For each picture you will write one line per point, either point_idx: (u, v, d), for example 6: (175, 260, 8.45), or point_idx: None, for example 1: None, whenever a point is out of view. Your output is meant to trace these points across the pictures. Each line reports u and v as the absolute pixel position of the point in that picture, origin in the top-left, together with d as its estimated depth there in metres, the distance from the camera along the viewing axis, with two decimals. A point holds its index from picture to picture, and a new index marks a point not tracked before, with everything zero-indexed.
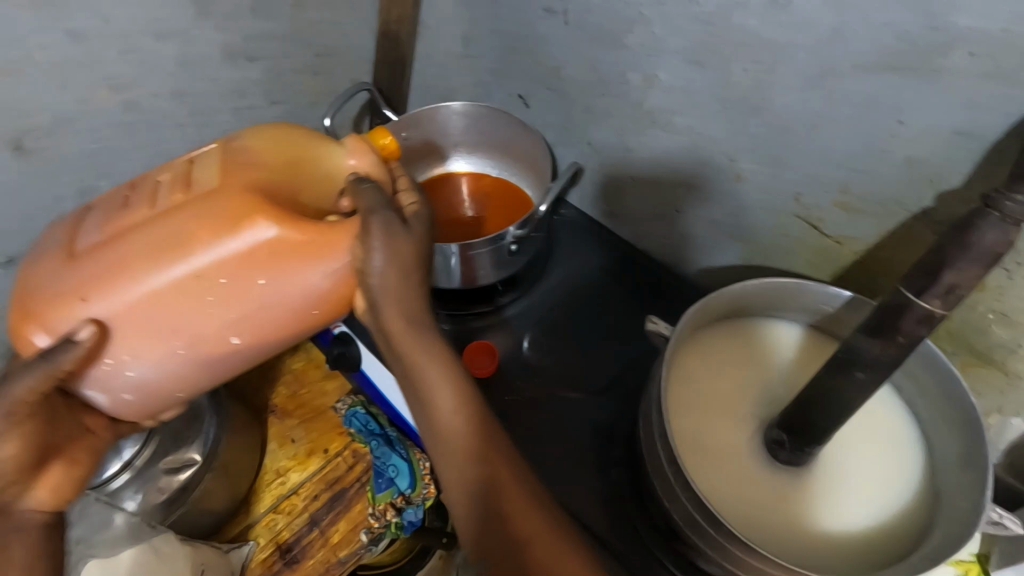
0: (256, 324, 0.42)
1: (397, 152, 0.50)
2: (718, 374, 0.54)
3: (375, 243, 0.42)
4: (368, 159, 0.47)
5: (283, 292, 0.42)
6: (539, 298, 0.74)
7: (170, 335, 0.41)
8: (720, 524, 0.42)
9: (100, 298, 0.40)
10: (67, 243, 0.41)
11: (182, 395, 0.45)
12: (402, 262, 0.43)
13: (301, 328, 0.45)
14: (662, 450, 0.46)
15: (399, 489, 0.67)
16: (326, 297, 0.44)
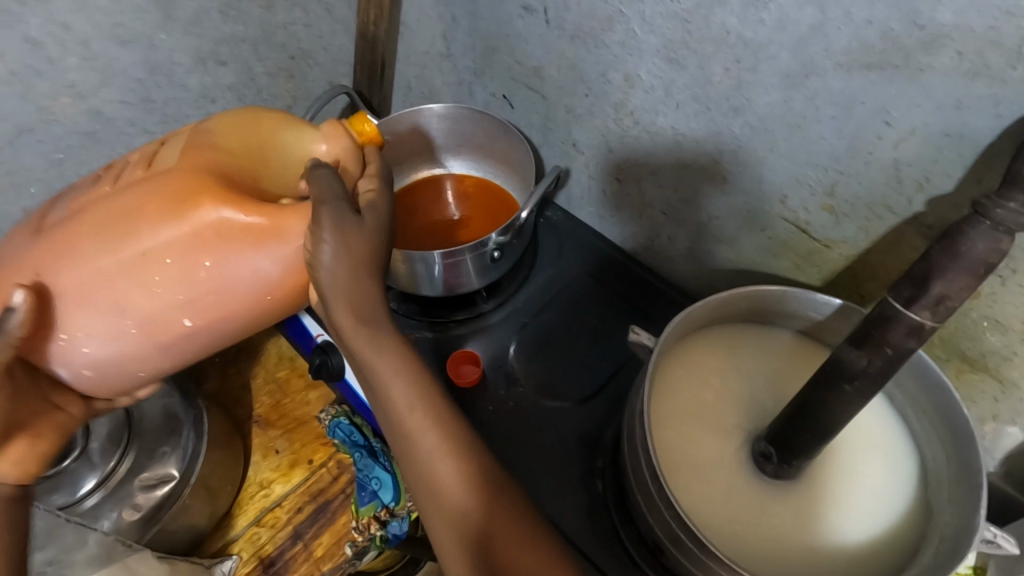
0: (209, 306, 0.40)
1: (377, 137, 0.48)
2: (705, 384, 0.53)
3: (325, 235, 0.39)
4: (341, 142, 0.45)
5: (231, 276, 0.39)
6: (525, 304, 0.72)
7: (120, 316, 0.39)
8: (705, 545, 0.41)
9: (48, 271, 0.38)
10: (36, 218, 0.40)
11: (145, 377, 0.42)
12: (357, 252, 0.40)
13: (261, 314, 0.42)
14: (646, 467, 0.45)
15: (382, 502, 0.64)
16: (280, 283, 0.41)
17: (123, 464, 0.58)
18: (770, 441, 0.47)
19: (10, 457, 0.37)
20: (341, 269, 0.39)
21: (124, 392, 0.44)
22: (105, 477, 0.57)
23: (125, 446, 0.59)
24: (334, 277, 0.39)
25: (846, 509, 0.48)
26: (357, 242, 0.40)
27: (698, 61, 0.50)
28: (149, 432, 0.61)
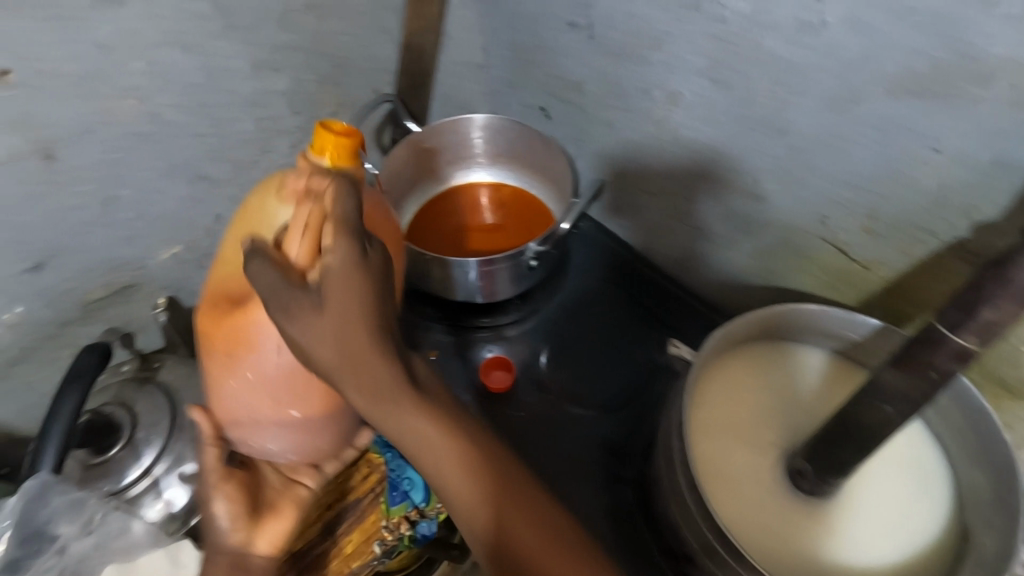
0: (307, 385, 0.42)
1: (345, 139, 0.40)
2: (740, 399, 0.53)
3: (292, 325, 0.33)
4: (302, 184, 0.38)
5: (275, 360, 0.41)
6: (556, 312, 0.73)
7: (266, 422, 0.45)
8: (742, 556, 0.42)
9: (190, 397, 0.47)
10: None
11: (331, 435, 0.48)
12: (342, 313, 0.34)
13: None
14: (684, 478, 0.46)
15: (414, 502, 0.66)
16: None
17: (164, 457, 0.59)
18: (806, 458, 0.48)
19: (267, 533, 0.50)
20: (324, 344, 0.34)
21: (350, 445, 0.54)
22: (147, 469, 0.59)
23: (168, 440, 0.60)
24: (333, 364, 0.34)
25: (879, 526, 0.48)
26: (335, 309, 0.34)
27: (743, 83, 0.51)
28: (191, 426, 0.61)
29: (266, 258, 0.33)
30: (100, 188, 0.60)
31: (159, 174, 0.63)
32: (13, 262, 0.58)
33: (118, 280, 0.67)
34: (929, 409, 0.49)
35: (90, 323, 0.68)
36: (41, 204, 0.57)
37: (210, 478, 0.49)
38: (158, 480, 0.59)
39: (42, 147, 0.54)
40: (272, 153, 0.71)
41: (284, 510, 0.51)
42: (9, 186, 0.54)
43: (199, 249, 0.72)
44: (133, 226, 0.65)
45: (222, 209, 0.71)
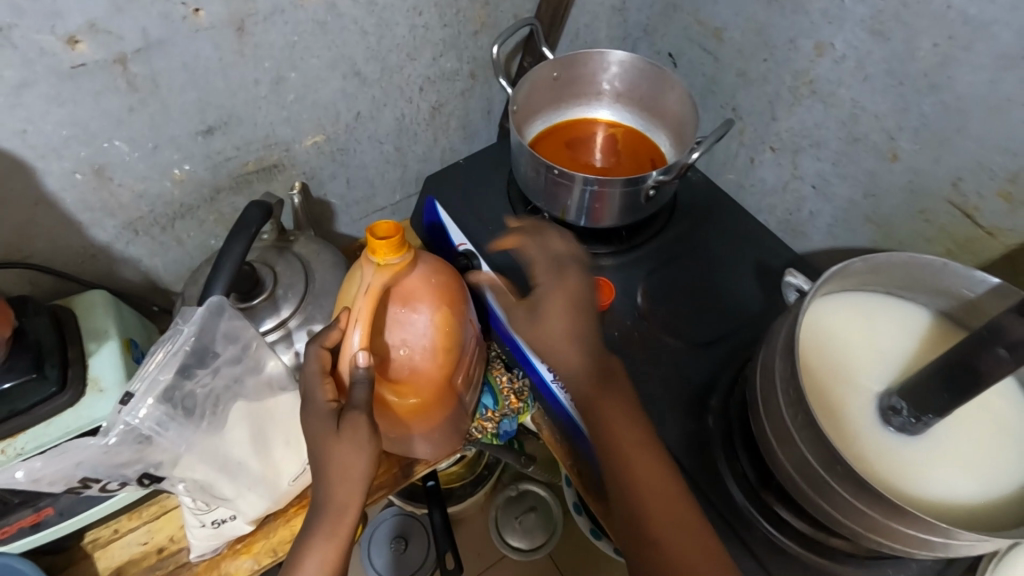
0: (414, 411, 0.61)
1: (397, 243, 0.54)
2: (838, 343, 0.56)
3: (358, 402, 0.50)
4: (371, 285, 0.54)
5: (401, 411, 0.60)
6: (657, 251, 0.76)
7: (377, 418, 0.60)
8: (838, 465, 0.46)
9: (309, 409, 0.52)
10: (323, 373, 0.52)
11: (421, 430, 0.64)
12: (553, 314, 0.59)
13: (428, 405, 0.61)
14: (781, 394, 0.50)
15: (485, 405, 0.75)
16: (423, 394, 0.60)
17: (298, 312, 0.67)
18: (903, 396, 0.50)
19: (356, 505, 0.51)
20: (555, 328, 0.58)
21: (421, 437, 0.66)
22: (283, 320, 0.66)
23: (302, 300, 0.67)
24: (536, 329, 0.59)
25: (967, 467, 0.50)
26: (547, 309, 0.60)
27: (905, 35, 0.53)
28: (322, 293, 0.69)
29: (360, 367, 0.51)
30: (275, 67, 0.66)
31: (323, 63, 0.69)
32: (194, 121, 0.66)
33: (268, 157, 0.75)
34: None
35: (238, 193, 0.76)
36: (228, 71, 0.64)
37: (339, 468, 0.50)
38: (291, 332, 0.66)
39: (241, 19, 0.61)
40: (417, 62, 0.76)
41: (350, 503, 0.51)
42: (208, 49, 0.61)
43: (338, 142, 0.79)
44: (292, 108, 0.72)
45: (364, 107, 0.77)
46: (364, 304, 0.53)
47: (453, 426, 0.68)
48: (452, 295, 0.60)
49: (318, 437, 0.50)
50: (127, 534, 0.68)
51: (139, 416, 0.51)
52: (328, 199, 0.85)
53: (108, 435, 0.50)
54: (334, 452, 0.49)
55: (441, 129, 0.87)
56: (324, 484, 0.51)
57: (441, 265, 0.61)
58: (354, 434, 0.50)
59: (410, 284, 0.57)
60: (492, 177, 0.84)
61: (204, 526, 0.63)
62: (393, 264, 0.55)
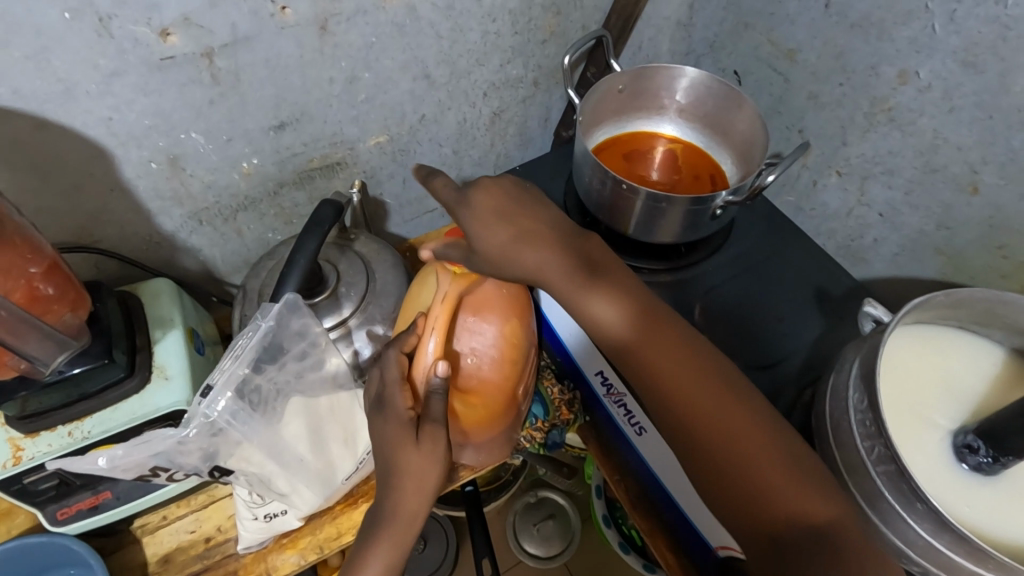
0: (476, 425, 0.62)
1: None
2: (910, 377, 0.55)
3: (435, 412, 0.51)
4: (447, 296, 0.55)
5: (462, 424, 0.61)
6: (713, 269, 0.76)
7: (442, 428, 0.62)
8: (919, 501, 0.45)
9: (383, 415, 0.52)
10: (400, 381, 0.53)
11: (477, 441, 0.64)
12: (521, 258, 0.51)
13: (489, 418, 0.62)
14: (856, 423, 0.50)
15: (535, 415, 0.75)
16: (488, 407, 0.61)
17: (358, 312, 0.67)
18: (979, 435, 0.50)
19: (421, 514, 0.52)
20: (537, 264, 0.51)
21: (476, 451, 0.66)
22: (344, 318, 0.66)
23: (363, 299, 0.68)
24: (500, 260, 0.52)
25: None
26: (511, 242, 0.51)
27: (1000, 70, 0.53)
28: (382, 293, 0.69)
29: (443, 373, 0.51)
30: (350, 66, 0.67)
31: (396, 65, 0.70)
32: (268, 117, 0.66)
33: (333, 155, 0.75)
34: None
35: (300, 189, 0.77)
36: (306, 68, 0.64)
37: (413, 477, 0.51)
38: (351, 330, 0.66)
39: (325, 18, 0.61)
40: (485, 67, 0.76)
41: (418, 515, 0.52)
42: (290, 46, 0.61)
43: (400, 143, 0.79)
44: (361, 107, 0.72)
45: (429, 110, 0.77)
46: (442, 310, 0.55)
47: (507, 441, 0.68)
48: (520, 307, 0.61)
49: (392, 442, 0.51)
50: (176, 522, 0.69)
51: (218, 409, 0.53)
52: (383, 199, 0.86)
53: (188, 426, 0.52)
54: (410, 463, 0.50)
55: (498, 135, 0.87)
56: (393, 491, 0.51)
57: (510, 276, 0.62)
58: (432, 445, 0.50)
59: (483, 296, 0.58)
60: (548, 185, 0.84)
61: (257, 519, 0.63)
62: (467, 274, 0.56)
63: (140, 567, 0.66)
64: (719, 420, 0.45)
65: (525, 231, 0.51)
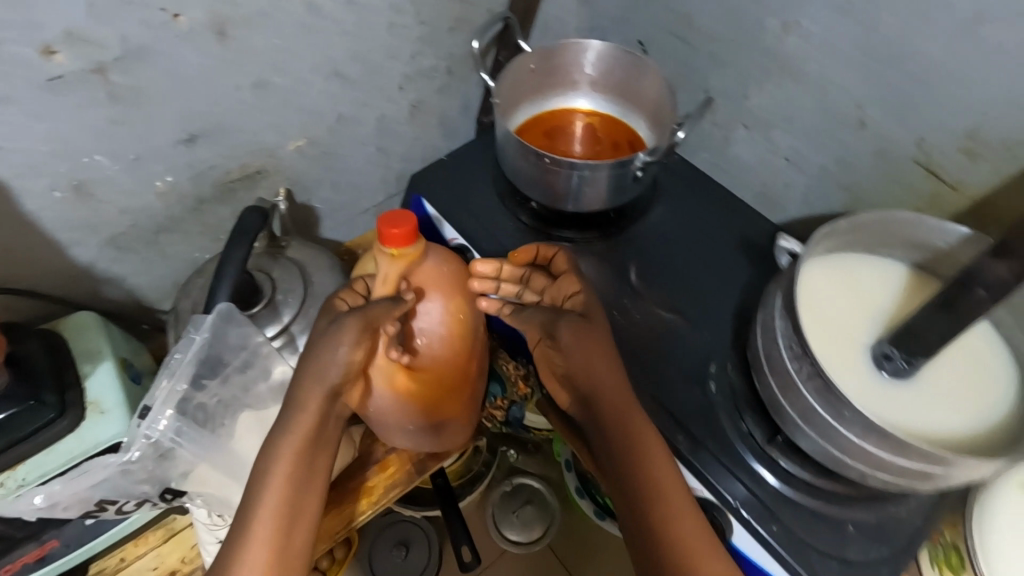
0: (407, 412, 0.61)
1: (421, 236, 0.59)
2: (829, 301, 0.60)
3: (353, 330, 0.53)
4: (387, 266, 0.58)
5: (391, 411, 0.61)
6: (643, 231, 0.79)
7: (377, 414, 0.62)
8: (845, 407, 0.49)
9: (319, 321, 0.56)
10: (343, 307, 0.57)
11: (408, 428, 0.64)
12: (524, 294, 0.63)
13: (419, 406, 0.61)
14: (784, 349, 0.54)
15: (495, 394, 0.76)
16: (421, 398, 0.61)
17: (299, 317, 0.66)
18: (893, 342, 0.54)
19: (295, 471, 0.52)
20: (602, 370, 0.56)
21: (408, 437, 0.66)
22: (285, 325, 0.65)
23: (303, 304, 0.67)
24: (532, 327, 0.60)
25: (961, 405, 0.54)
26: (577, 344, 0.57)
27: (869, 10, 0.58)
28: (321, 295, 0.68)
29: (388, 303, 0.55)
30: (258, 71, 0.66)
31: (306, 66, 0.69)
32: (178, 130, 0.64)
33: (253, 164, 0.73)
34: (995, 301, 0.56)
35: (223, 203, 0.74)
36: (212, 77, 0.63)
37: (303, 395, 0.53)
38: (294, 336, 0.65)
39: (225, 23, 0.60)
40: (397, 61, 0.77)
41: (288, 440, 0.52)
42: (192, 55, 0.60)
43: (321, 145, 0.78)
44: (276, 112, 0.71)
45: (348, 110, 0.77)
46: (392, 270, 0.58)
47: (440, 435, 0.68)
48: (461, 286, 0.62)
49: (316, 332, 0.55)
50: (136, 561, 0.66)
51: (160, 427, 0.52)
52: (312, 204, 0.84)
53: (131, 450, 0.51)
54: (319, 346, 0.53)
55: (421, 128, 0.87)
56: (303, 387, 0.53)
57: (453, 259, 0.64)
58: (335, 337, 0.53)
59: (431, 275, 0.61)
60: (476, 171, 0.85)
61: (220, 542, 0.61)
62: (406, 255, 0.58)
63: None
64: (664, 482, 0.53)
65: (590, 314, 0.59)
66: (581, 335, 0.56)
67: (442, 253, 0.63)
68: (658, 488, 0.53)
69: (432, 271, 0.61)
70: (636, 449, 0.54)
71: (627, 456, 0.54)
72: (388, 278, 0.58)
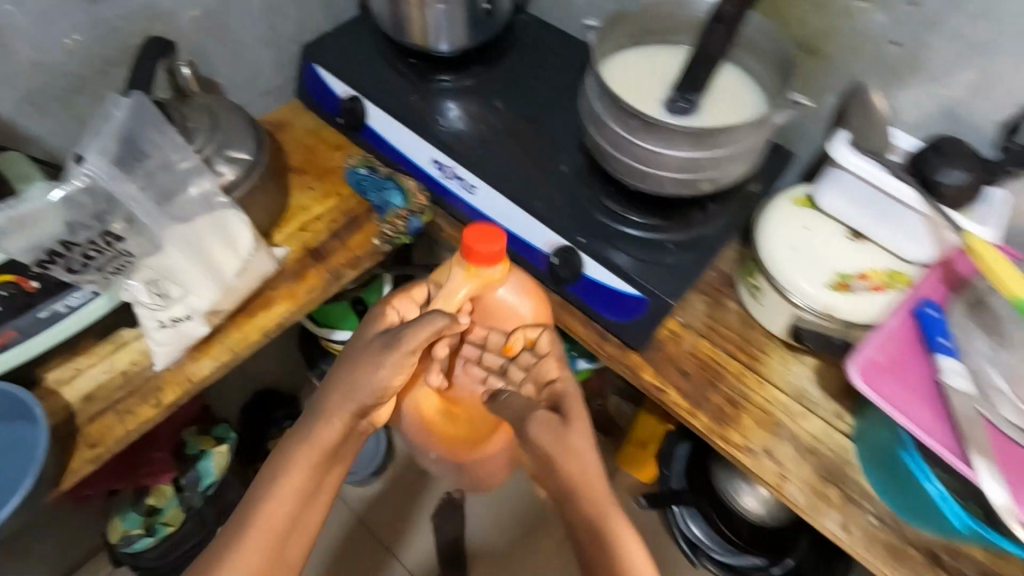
0: (437, 432, 0.79)
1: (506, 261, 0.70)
2: (634, 71, 0.77)
3: (384, 365, 0.61)
4: (455, 279, 0.69)
5: (431, 420, 0.78)
6: (504, 69, 0.95)
7: (414, 429, 0.80)
8: (632, 117, 0.66)
9: (347, 367, 0.61)
10: (392, 321, 0.67)
11: (429, 446, 0.81)
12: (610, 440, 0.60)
13: (452, 441, 0.80)
14: (593, 94, 0.70)
15: (396, 206, 0.89)
16: (477, 422, 0.78)
17: (210, 141, 0.77)
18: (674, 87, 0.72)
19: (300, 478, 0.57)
20: (585, 480, 0.54)
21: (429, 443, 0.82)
22: (199, 147, 0.76)
23: (212, 131, 0.78)
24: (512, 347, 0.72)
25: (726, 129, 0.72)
26: (564, 447, 0.55)
27: None
28: (228, 128, 0.79)
29: (438, 316, 0.61)
30: None
31: None
32: None
33: (152, 30, 0.83)
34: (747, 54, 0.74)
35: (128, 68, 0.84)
36: None
37: (329, 426, 0.59)
38: (208, 156, 0.76)
39: None
40: None
41: (285, 466, 0.57)
42: None
43: (215, 17, 0.89)
44: None
45: None
46: (466, 286, 0.70)
47: (456, 454, 0.81)
48: (540, 305, 0.75)
49: (349, 365, 0.61)
50: (88, 370, 0.76)
51: (94, 163, 0.62)
52: (215, 79, 0.95)
53: (75, 180, 0.61)
54: (329, 403, 0.60)
55: (307, 8, 0.99)
56: (333, 407, 0.59)
57: (529, 285, 0.75)
58: (376, 360, 0.61)
59: (493, 305, 0.74)
60: (360, 38, 0.98)
61: (162, 326, 0.72)
62: (481, 274, 0.69)
63: (64, 408, 0.73)
64: (591, 516, 0.53)
65: (560, 406, 0.60)
66: (549, 363, 0.66)
67: (528, 277, 0.76)
68: (584, 479, 0.54)
69: (499, 300, 0.74)
70: (587, 487, 0.54)
71: (564, 484, 0.55)
72: (455, 308, 0.70)
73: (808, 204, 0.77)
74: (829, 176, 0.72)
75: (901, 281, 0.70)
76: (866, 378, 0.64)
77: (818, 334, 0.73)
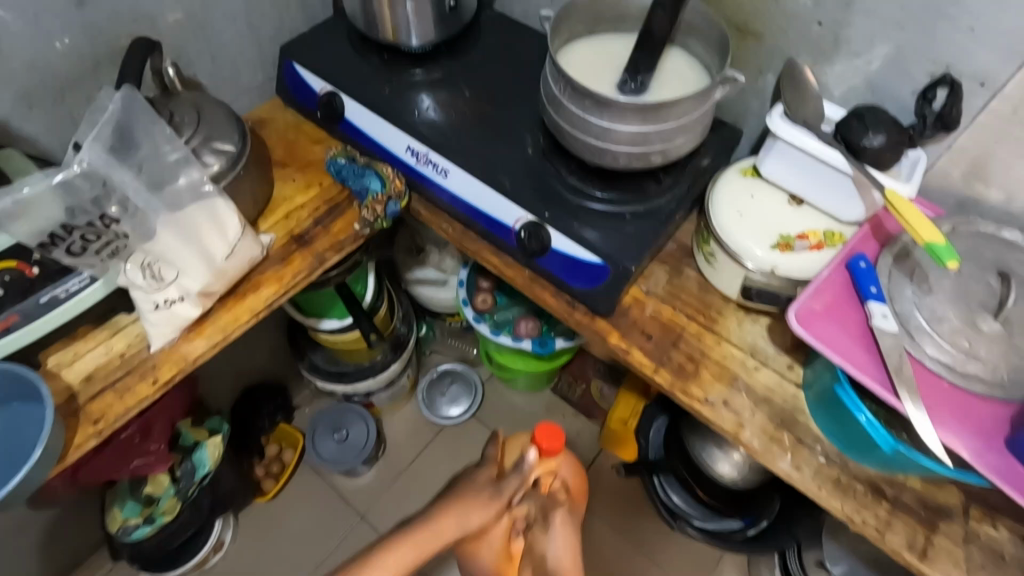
0: None
1: (555, 447, 0.71)
2: (587, 57, 0.84)
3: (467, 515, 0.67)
4: (536, 462, 0.72)
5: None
6: (472, 61, 1.01)
7: None
8: (584, 97, 0.72)
9: (457, 507, 0.68)
10: (499, 503, 0.70)
11: None
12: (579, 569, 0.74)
13: None
14: (549, 78, 0.77)
15: (375, 191, 0.94)
16: None
17: (196, 134, 0.83)
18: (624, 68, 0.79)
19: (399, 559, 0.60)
20: (566, 569, 0.73)
21: None
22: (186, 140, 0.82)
23: (199, 126, 0.83)
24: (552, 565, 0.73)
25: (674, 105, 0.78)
26: (556, 529, 0.74)
27: None
28: (213, 121, 0.85)
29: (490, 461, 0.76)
30: None
31: None
32: None
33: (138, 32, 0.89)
34: (691, 38, 0.82)
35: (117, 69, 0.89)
36: None
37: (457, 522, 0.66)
38: (195, 148, 0.82)
39: None
40: None
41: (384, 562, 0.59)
42: None
43: (197, 20, 0.94)
44: None
45: None
46: (535, 471, 0.72)
47: None
48: (582, 490, 0.80)
49: (467, 502, 0.69)
50: (88, 353, 0.80)
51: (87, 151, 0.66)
52: (199, 79, 1.00)
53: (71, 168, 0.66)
54: (438, 523, 0.65)
55: (284, 11, 1.05)
56: (445, 519, 0.66)
57: (573, 464, 0.78)
58: (463, 505, 0.68)
59: (570, 478, 0.78)
60: (335, 37, 1.04)
61: (157, 308, 0.78)
62: (545, 459, 0.72)
63: (66, 389, 0.78)
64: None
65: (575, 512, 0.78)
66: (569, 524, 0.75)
67: (572, 462, 0.78)
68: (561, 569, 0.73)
69: (573, 476, 0.78)
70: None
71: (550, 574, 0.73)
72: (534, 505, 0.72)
73: (752, 174, 0.84)
74: (769, 146, 0.79)
75: (838, 240, 0.78)
76: (806, 325, 0.70)
77: (767, 291, 0.80)
